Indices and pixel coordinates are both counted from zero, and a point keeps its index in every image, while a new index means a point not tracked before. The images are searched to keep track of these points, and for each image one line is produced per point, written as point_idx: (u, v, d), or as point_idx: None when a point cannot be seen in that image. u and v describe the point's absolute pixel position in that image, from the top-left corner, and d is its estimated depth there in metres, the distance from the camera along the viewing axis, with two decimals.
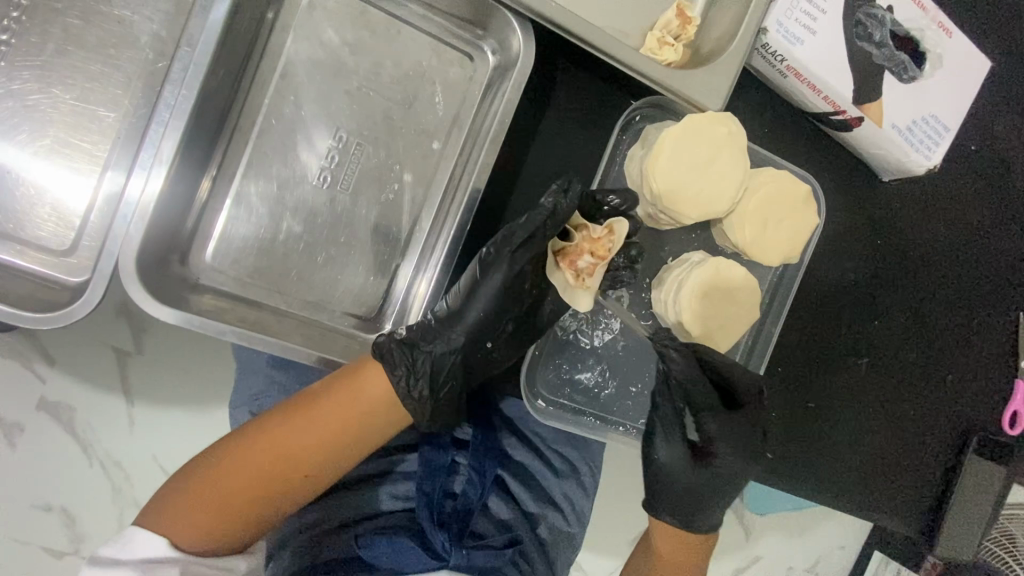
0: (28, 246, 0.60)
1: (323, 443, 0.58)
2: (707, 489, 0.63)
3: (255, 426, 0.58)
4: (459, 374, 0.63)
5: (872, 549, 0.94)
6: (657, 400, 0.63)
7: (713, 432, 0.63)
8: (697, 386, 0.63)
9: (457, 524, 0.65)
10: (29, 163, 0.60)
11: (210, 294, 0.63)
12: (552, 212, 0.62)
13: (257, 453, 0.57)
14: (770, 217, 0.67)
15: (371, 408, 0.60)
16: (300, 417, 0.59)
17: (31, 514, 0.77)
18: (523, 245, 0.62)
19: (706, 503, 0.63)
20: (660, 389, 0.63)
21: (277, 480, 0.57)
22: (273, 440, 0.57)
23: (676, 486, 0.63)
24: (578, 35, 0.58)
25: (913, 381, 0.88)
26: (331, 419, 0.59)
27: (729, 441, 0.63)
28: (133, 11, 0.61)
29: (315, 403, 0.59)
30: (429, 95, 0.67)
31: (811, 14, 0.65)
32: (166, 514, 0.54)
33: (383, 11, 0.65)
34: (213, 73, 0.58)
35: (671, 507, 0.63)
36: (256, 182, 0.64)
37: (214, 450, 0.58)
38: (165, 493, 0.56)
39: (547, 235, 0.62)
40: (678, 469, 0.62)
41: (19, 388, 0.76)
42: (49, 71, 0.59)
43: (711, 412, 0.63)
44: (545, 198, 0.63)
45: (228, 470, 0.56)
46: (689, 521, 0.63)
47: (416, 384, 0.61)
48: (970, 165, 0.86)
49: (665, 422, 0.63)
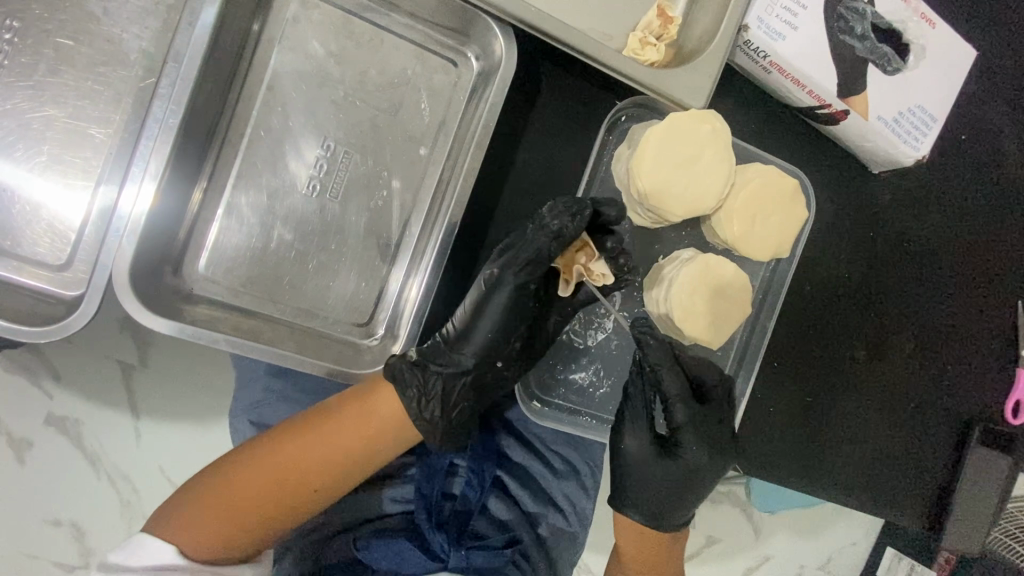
0: (26, 262, 0.61)
1: (334, 457, 0.59)
2: (675, 483, 0.64)
3: (268, 438, 0.59)
4: (468, 393, 0.64)
5: (884, 545, 0.94)
6: (629, 389, 0.66)
7: (682, 420, 0.64)
8: (666, 374, 0.63)
9: (456, 525, 0.67)
10: (26, 180, 0.61)
11: (205, 304, 0.65)
12: (557, 233, 0.61)
13: (268, 466, 0.57)
14: (758, 214, 0.67)
15: (381, 425, 0.60)
16: (313, 431, 0.59)
17: (41, 529, 0.79)
18: (527, 264, 0.62)
19: (675, 499, 0.65)
20: (634, 379, 0.66)
21: (286, 493, 0.57)
22: (284, 453, 0.58)
23: (641, 480, 0.65)
24: (558, 37, 0.59)
25: (911, 374, 0.88)
26: (345, 435, 0.59)
27: (694, 430, 0.64)
28: (122, 29, 0.62)
29: (328, 418, 0.60)
30: (415, 102, 0.68)
31: (791, 10, 0.65)
32: (177, 523, 0.54)
33: (366, 21, 0.66)
34: (200, 86, 0.59)
35: (637, 503, 0.65)
36: (246, 193, 0.65)
37: (225, 461, 0.58)
38: (175, 502, 0.57)
39: (547, 252, 0.62)
40: (643, 457, 0.65)
41: (25, 403, 0.77)
42: (42, 91, 0.61)
43: (679, 401, 0.64)
44: (549, 218, 0.62)
45: (241, 482, 0.56)
46: (657, 518, 0.65)
47: (427, 406, 0.61)
48: (960, 154, 0.85)
49: (633, 411, 0.66)
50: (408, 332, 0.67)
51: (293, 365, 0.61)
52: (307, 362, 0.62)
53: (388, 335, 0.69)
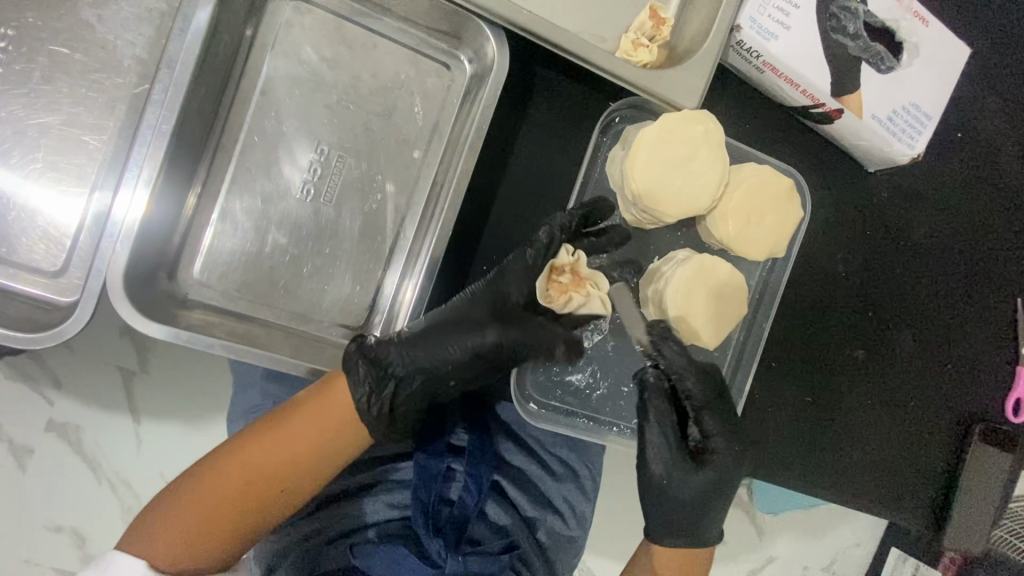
0: (21, 270, 0.61)
1: (290, 457, 0.58)
2: (708, 496, 0.64)
3: (232, 444, 0.59)
4: (417, 394, 0.62)
5: (889, 546, 0.94)
6: (650, 408, 0.64)
7: (712, 427, 0.64)
8: (692, 382, 0.63)
9: (454, 532, 0.66)
10: (20, 187, 0.61)
11: (199, 309, 0.65)
12: (551, 356, 0.62)
13: (223, 472, 0.57)
14: (752, 215, 0.67)
15: (334, 423, 0.59)
16: (269, 434, 0.58)
17: (41, 536, 0.79)
18: (521, 349, 0.61)
19: (711, 511, 0.65)
20: (654, 396, 0.64)
21: (246, 497, 0.57)
22: (240, 458, 0.57)
23: (674, 497, 0.64)
24: (549, 39, 0.59)
25: (911, 371, 0.87)
26: (307, 435, 0.58)
27: (727, 436, 0.64)
28: (116, 36, 0.62)
29: (284, 420, 0.59)
30: (408, 105, 0.68)
31: (783, 10, 0.65)
32: (147, 533, 0.55)
33: (358, 26, 0.67)
34: (193, 91, 0.59)
35: (676, 527, 0.65)
36: (240, 198, 0.65)
37: (191, 469, 0.58)
38: (145, 516, 0.57)
39: (536, 353, 0.62)
40: (678, 475, 0.64)
41: (23, 411, 0.78)
42: (36, 99, 0.61)
43: (709, 409, 0.64)
44: (557, 345, 0.62)
45: (203, 489, 0.56)
46: (696, 537, 0.65)
47: (376, 404, 0.59)
48: (957, 151, 0.85)
49: (661, 431, 0.64)
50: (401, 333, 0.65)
51: (288, 369, 0.61)
52: (301, 365, 0.62)
53: None
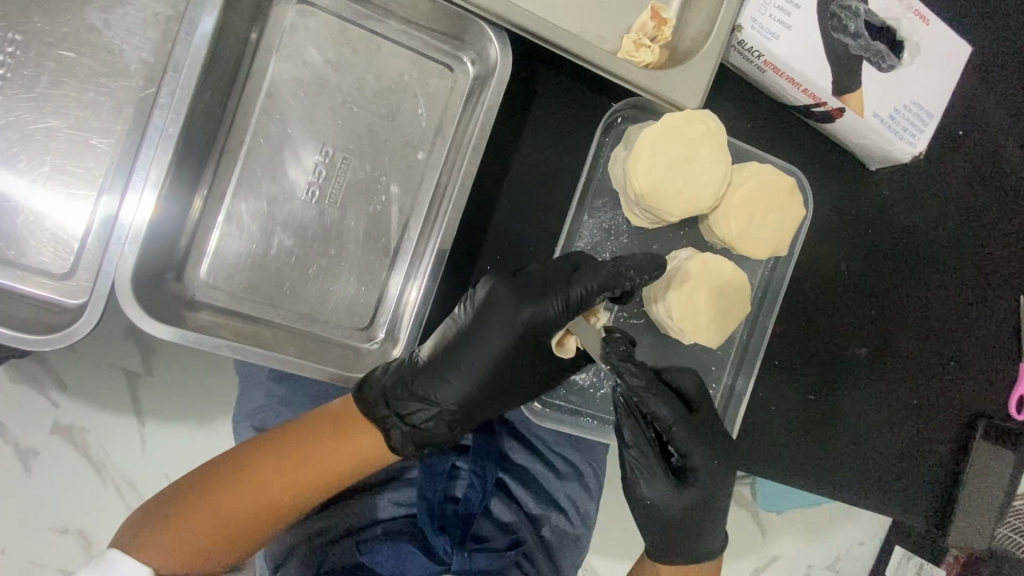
0: (30, 272, 0.62)
1: (312, 481, 0.59)
2: (696, 510, 0.64)
3: (248, 455, 0.59)
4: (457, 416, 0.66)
5: (894, 545, 0.95)
6: (626, 436, 0.61)
7: (685, 444, 0.63)
8: (658, 403, 0.60)
9: (460, 528, 0.66)
10: (29, 189, 0.62)
11: (207, 310, 0.65)
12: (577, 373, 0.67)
13: (242, 488, 0.57)
14: (754, 214, 0.68)
15: (361, 454, 0.61)
16: (292, 456, 0.59)
17: (50, 537, 0.80)
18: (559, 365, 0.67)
19: (704, 523, 0.64)
20: (625, 421, 0.61)
21: (261, 515, 0.58)
22: (260, 477, 0.58)
23: (666, 516, 0.63)
24: (552, 40, 0.59)
25: (914, 368, 0.88)
26: (328, 457, 0.59)
27: (701, 448, 0.63)
28: (123, 40, 0.63)
29: (307, 444, 0.60)
30: (412, 107, 0.69)
31: (784, 10, 0.65)
32: (153, 537, 0.54)
33: (363, 29, 0.67)
34: (200, 94, 0.60)
35: (677, 540, 0.65)
36: (246, 200, 0.66)
37: (205, 478, 0.58)
38: (145, 518, 0.56)
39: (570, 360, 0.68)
40: (667, 501, 0.63)
41: (31, 413, 0.78)
42: (43, 102, 0.62)
43: (680, 426, 0.62)
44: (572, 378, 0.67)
45: (218, 501, 0.56)
46: (697, 548, 0.66)
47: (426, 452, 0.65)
48: (958, 150, 0.86)
49: (640, 460, 0.62)
50: (407, 335, 0.67)
51: (294, 369, 0.61)
52: (308, 366, 0.62)
53: (388, 340, 0.69)
